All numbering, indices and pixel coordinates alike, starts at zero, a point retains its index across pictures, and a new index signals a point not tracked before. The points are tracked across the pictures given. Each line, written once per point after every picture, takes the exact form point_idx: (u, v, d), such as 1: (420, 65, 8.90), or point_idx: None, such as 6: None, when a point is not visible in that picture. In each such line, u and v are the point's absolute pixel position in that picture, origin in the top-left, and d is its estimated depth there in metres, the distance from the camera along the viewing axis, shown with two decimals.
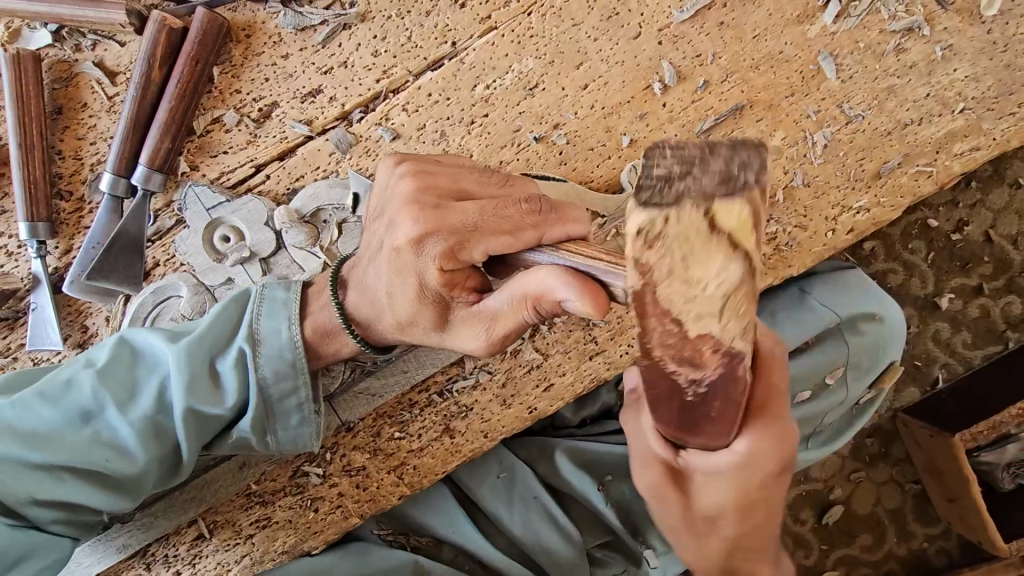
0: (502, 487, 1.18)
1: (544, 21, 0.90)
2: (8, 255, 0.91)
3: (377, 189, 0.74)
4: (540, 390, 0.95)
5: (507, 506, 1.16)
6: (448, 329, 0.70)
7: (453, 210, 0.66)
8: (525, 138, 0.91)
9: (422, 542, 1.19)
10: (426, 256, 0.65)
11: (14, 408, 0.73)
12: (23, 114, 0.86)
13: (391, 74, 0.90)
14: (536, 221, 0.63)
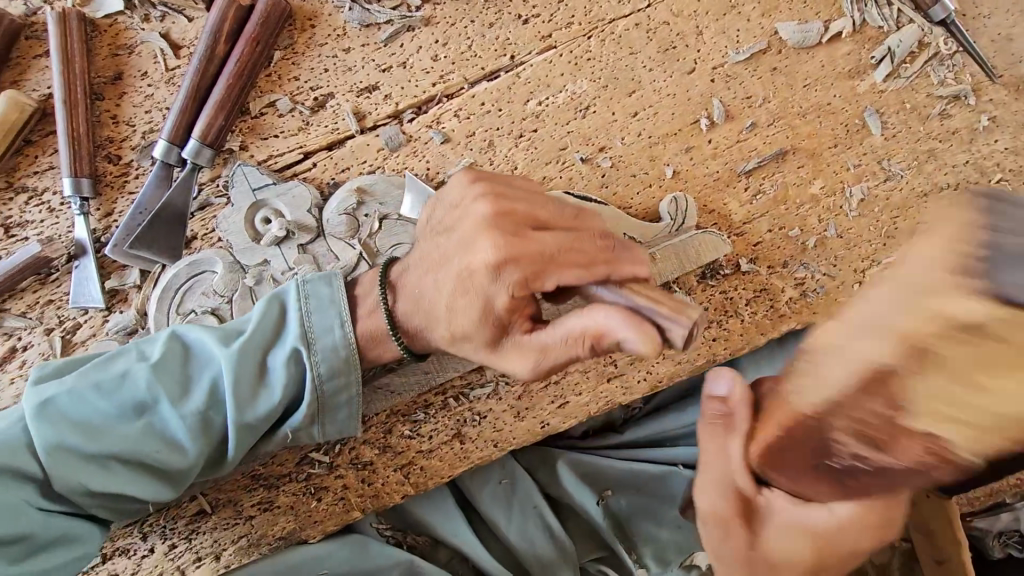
0: (503, 492, 1.19)
1: (602, 46, 0.91)
2: (49, 211, 0.92)
3: (448, 202, 0.76)
4: (554, 406, 0.96)
5: (506, 512, 1.18)
6: (498, 352, 0.72)
7: (532, 240, 0.69)
8: (571, 158, 0.92)
9: (414, 540, 1.20)
10: (500, 282, 0.69)
11: (69, 397, 0.74)
12: (70, 70, 0.87)
13: (448, 79, 0.92)
14: (608, 258, 0.70)
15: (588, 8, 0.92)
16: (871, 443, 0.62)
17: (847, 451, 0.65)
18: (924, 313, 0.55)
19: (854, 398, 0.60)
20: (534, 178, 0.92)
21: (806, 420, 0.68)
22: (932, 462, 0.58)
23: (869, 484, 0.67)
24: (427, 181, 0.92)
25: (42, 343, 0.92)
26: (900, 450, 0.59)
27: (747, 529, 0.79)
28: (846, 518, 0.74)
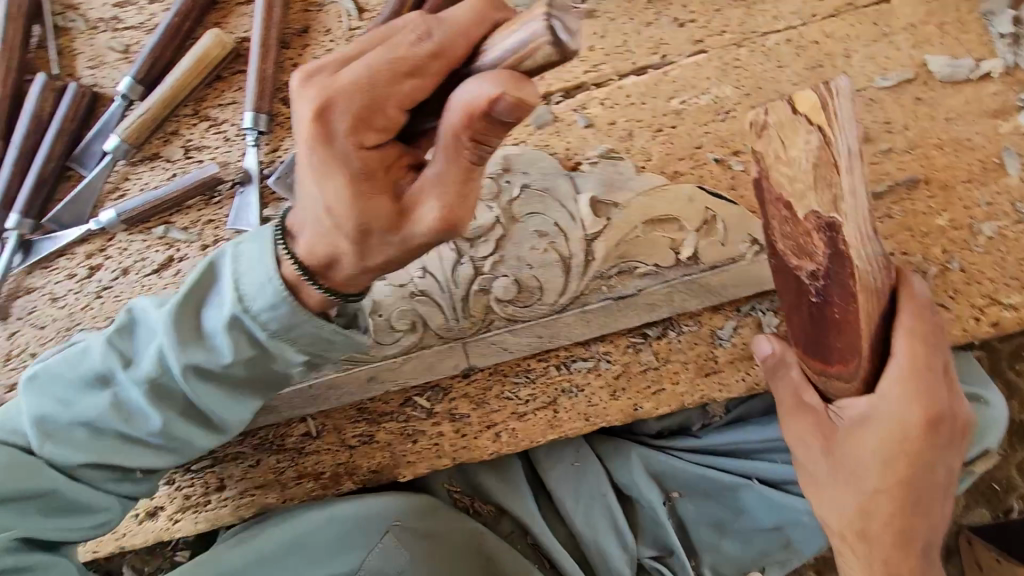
0: (572, 474, 1.22)
1: (750, 55, 0.96)
2: (226, 140, 1.02)
3: (288, 107, 0.61)
4: (651, 391, 0.98)
5: (573, 494, 1.20)
6: (406, 221, 0.62)
7: (341, 75, 0.58)
8: (705, 157, 0.96)
9: (482, 508, 1.23)
10: (336, 139, 0.59)
11: (150, 307, 0.81)
12: (270, 17, 0.97)
13: (599, 69, 0.98)
14: (418, 58, 0.57)
15: (742, 19, 0.97)
16: (808, 256, 0.80)
17: (808, 278, 0.82)
18: (792, 202, 0.78)
19: (781, 268, 0.85)
20: (666, 171, 0.96)
21: (787, 283, 0.86)
22: (836, 248, 0.77)
23: (846, 322, 0.80)
24: (565, 159, 0.97)
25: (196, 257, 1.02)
26: (816, 255, 0.79)
27: (824, 439, 0.88)
28: (901, 402, 0.81)
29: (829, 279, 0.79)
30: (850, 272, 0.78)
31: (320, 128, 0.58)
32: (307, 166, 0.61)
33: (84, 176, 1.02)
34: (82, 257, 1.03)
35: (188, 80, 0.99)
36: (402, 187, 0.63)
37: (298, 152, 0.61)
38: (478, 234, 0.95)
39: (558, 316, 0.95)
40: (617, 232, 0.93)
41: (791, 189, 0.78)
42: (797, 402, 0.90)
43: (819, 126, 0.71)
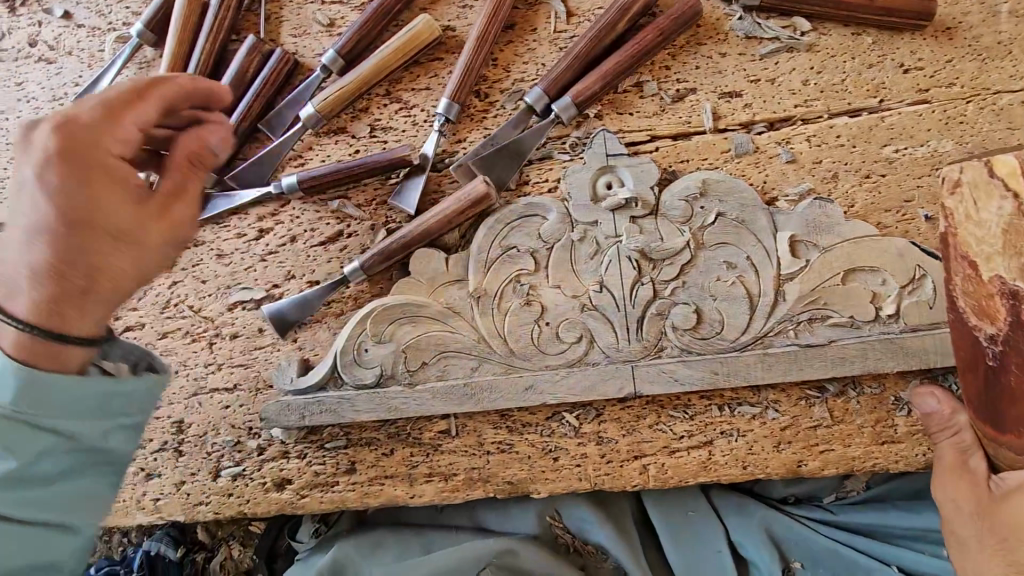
0: (683, 523, 1.11)
1: (979, 113, 0.91)
2: (413, 124, 1.02)
3: (24, 148, 0.64)
4: (818, 449, 0.92)
5: (683, 547, 1.09)
6: (76, 260, 0.63)
7: (79, 120, 0.64)
8: (914, 212, 0.91)
9: (583, 547, 1.11)
10: (32, 154, 0.63)
11: None
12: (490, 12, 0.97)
13: (811, 105, 0.94)
14: (149, 93, 0.71)
15: (975, 74, 0.91)
16: (985, 317, 0.70)
17: (984, 338, 0.71)
18: (975, 262, 0.70)
19: (958, 328, 0.75)
20: (869, 220, 0.91)
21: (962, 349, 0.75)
22: (1016, 316, 0.66)
23: (1018, 391, 0.68)
24: (761, 192, 0.93)
25: (365, 236, 1.02)
26: (997, 319, 0.68)
27: (985, 498, 0.76)
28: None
29: (1008, 346, 0.68)
30: None
31: (60, 162, 0.62)
32: (24, 173, 0.63)
33: (270, 140, 1.03)
34: (254, 219, 1.04)
35: (390, 61, 0.98)
36: (178, 211, 0.69)
37: (18, 160, 0.65)
38: (665, 256, 0.90)
39: (738, 354, 0.89)
40: (814, 277, 0.88)
41: (976, 249, 0.69)
42: (963, 463, 0.79)
43: (1015, 194, 0.64)
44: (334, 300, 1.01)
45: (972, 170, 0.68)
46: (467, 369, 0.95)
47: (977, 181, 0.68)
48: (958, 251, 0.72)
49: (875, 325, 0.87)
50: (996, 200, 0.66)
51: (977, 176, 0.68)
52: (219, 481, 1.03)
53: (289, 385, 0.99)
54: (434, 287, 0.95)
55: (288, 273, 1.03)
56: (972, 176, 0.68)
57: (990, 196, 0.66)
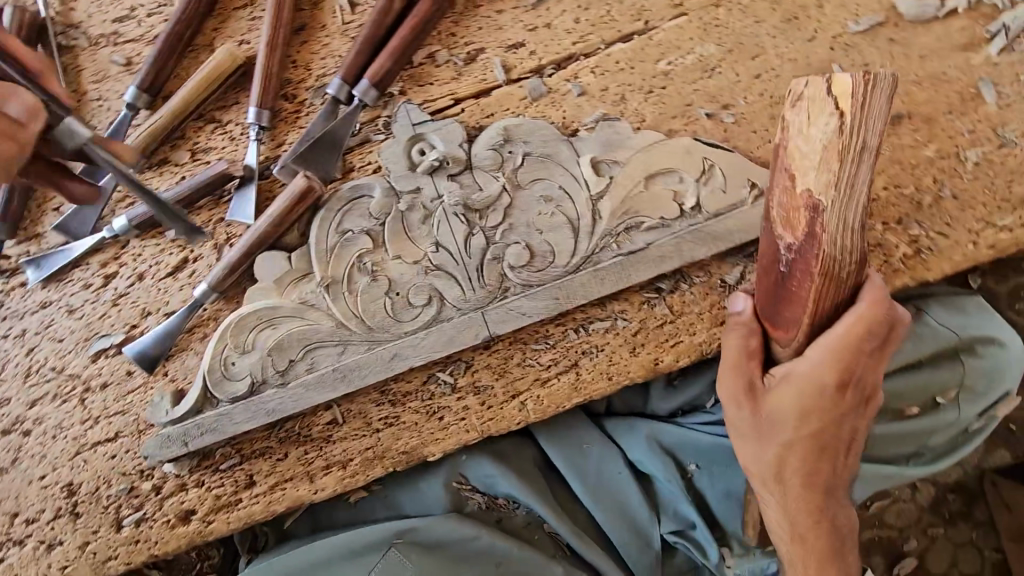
0: (580, 456, 1.17)
1: (729, 15, 1.01)
2: (231, 140, 1.05)
3: None
4: (670, 344, 0.99)
5: (585, 479, 1.16)
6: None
7: None
8: (697, 113, 1.00)
9: (495, 502, 1.16)
10: None
11: None
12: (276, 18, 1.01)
13: (587, 40, 1.02)
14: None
15: None
16: (789, 227, 0.72)
17: (783, 244, 0.74)
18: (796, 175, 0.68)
19: (766, 231, 0.78)
20: (661, 129, 1.00)
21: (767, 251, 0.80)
22: (811, 224, 0.67)
23: (799, 294, 0.73)
24: (563, 127, 1.01)
25: (210, 257, 1.03)
26: (795, 229, 0.71)
27: (761, 397, 0.84)
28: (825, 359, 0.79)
29: (797, 254, 0.71)
30: (813, 249, 0.68)
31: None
32: None
33: (93, 186, 1.04)
34: (97, 266, 1.05)
35: (194, 94, 1.02)
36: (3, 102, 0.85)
37: None
38: (487, 204, 0.97)
39: (573, 276, 0.97)
40: (621, 189, 0.96)
41: (798, 158, 0.67)
42: (748, 366, 0.84)
43: (841, 113, 0.60)
44: (193, 326, 1.02)
45: (816, 87, 0.63)
46: (334, 355, 0.99)
47: (818, 100, 0.62)
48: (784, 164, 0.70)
49: (681, 218, 0.96)
50: (824, 118, 0.62)
51: (817, 96, 0.63)
52: (122, 531, 1.02)
53: (166, 417, 1.00)
54: (284, 287, 0.98)
55: (142, 311, 1.04)
56: (813, 93, 0.63)
57: (820, 113, 0.62)
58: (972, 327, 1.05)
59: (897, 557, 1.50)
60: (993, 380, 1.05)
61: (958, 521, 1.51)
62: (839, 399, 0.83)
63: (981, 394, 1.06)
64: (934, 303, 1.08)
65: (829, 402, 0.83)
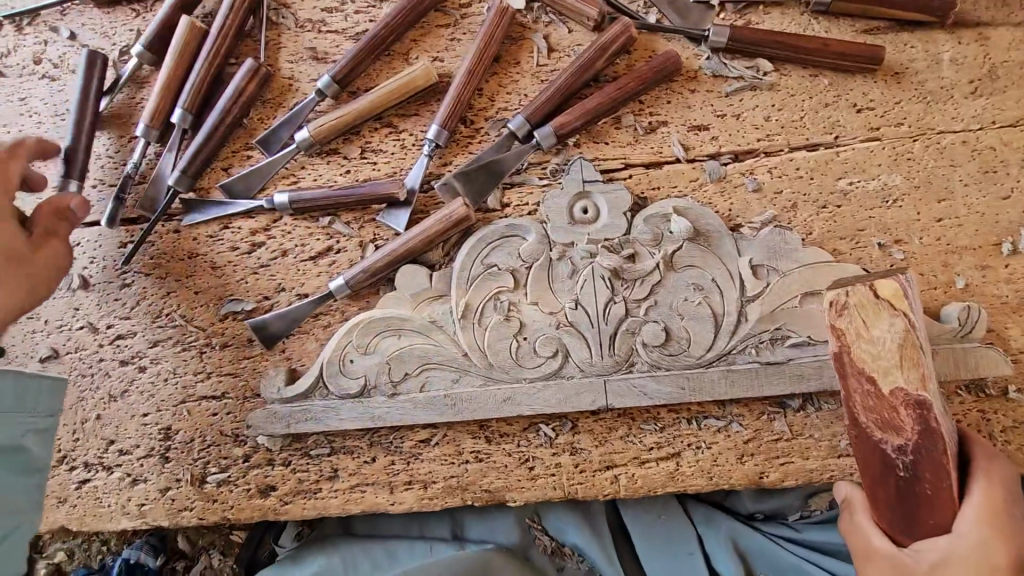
0: (657, 529, 1.17)
1: (925, 151, 0.99)
2: (402, 148, 1.08)
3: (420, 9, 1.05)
4: (778, 462, 0.98)
5: (657, 556, 1.15)
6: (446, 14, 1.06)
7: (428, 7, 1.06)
8: (867, 240, 0.98)
9: (561, 549, 1.17)
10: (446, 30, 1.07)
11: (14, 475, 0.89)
12: (483, 51, 1.03)
13: (772, 139, 1.01)
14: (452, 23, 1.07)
15: (921, 115, 0.99)
16: (890, 430, 0.76)
17: (889, 450, 0.77)
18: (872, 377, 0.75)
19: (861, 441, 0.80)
20: (826, 247, 0.98)
21: (870, 462, 0.80)
22: (920, 415, 0.73)
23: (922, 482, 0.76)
24: (727, 219, 1.00)
25: (354, 252, 1.08)
26: (904, 431, 0.75)
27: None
28: (986, 542, 0.72)
29: (918, 455, 0.75)
30: (934, 443, 0.74)
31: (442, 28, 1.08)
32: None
33: (265, 157, 1.09)
34: (247, 232, 1.10)
35: (385, 100, 1.05)
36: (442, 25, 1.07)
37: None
38: (636, 277, 0.97)
39: (702, 371, 0.96)
40: (774, 297, 0.95)
41: (871, 364, 0.75)
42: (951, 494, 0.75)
43: (902, 313, 0.72)
44: (320, 312, 1.07)
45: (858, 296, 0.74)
46: (448, 379, 1.01)
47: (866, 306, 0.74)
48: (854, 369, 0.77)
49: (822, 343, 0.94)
50: (888, 320, 0.73)
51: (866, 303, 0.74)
52: (205, 487, 1.07)
53: (275, 393, 1.04)
54: (419, 302, 1.02)
55: (279, 286, 1.08)
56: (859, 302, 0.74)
57: (882, 319, 0.73)
58: None
59: None
60: None
61: None
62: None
63: None
64: None
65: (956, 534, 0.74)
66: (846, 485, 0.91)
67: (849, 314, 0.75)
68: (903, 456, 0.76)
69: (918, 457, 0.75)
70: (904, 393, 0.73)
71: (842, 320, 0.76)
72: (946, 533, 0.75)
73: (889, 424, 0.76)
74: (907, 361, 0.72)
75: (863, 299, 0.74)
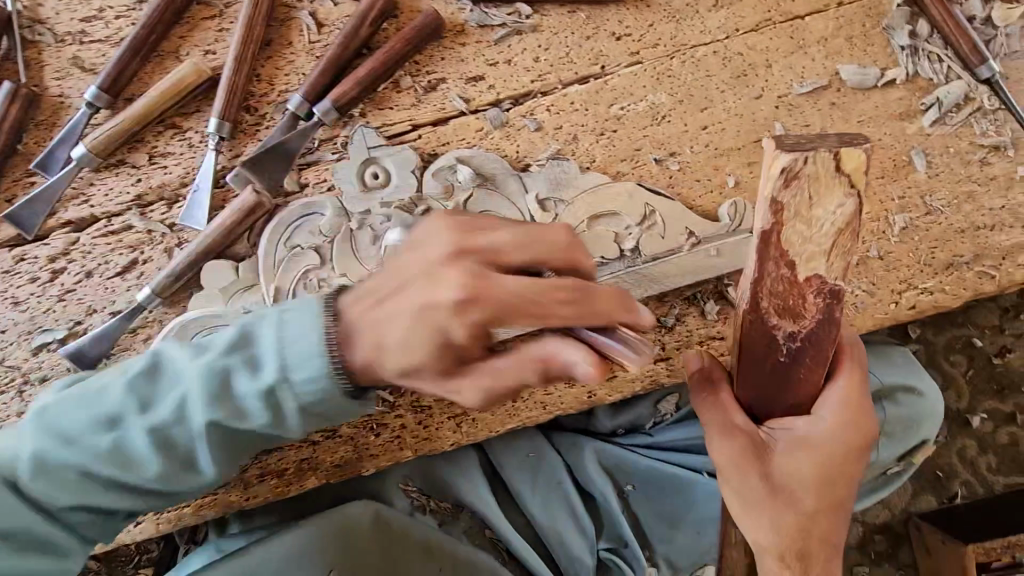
0: (529, 465, 1.23)
1: (682, 67, 1.05)
2: (191, 147, 1.07)
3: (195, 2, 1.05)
4: (603, 379, 1.04)
5: (531, 487, 1.22)
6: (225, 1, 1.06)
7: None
8: (645, 158, 1.04)
9: (441, 503, 1.22)
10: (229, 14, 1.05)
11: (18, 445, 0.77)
12: (247, 38, 1.03)
13: (544, 78, 1.06)
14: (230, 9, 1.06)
15: (673, 33, 1.05)
16: (790, 316, 0.79)
17: (781, 337, 0.80)
18: (792, 264, 0.75)
19: (756, 325, 0.80)
20: (609, 170, 1.03)
21: (754, 342, 0.81)
22: (828, 307, 0.78)
23: (798, 379, 0.84)
24: (515, 160, 1.04)
25: (161, 259, 1.05)
26: (805, 311, 0.78)
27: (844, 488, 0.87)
28: (841, 427, 0.84)
29: (807, 342, 0.80)
30: (828, 332, 0.79)
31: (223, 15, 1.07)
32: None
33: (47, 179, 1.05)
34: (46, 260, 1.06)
35: (158, 102, 1.03)
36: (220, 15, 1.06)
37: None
38: None
39: None
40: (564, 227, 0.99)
41: (798, 250, 0.74)
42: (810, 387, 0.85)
43: (857, 194, 0.70)
44: (137, 327, 1.04)
45: (815, 163, 0.69)
46: None
47: (823, 175, 0.69)
48: (779, 249, 0.73)
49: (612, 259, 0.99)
50: (839, 197, 0.70)
51: (824, 171, 0.69)
52: None
53: None
54: (229, 296, 1.01)
55: (90, 308, 1.05)
56: (813, 171, 0.69)
57: (832, 194, 0.70)
58: (894, 376, 1.14)
59: None
60: (908, 428, 1.14)
61: (885, 562, 1.57)
62: (852, 469, 0.86)
63: (900, 438, 1.14)
64: (867, 356, 1.15)
65: (831, 440, 0.84)
66: (700, 358, 0.93)
67: (801, 185, 0.70)
68: (792, 342, 0.80)
69: (806, 343, 0.80)
70: (822, 284, 0.76)
71: (788, 193, 0.70)
72: (805, 411, 0.86)
73: (794, 312, 0.78)
74: (838, 246, 0.73)
75: (822, 168, 0.69)
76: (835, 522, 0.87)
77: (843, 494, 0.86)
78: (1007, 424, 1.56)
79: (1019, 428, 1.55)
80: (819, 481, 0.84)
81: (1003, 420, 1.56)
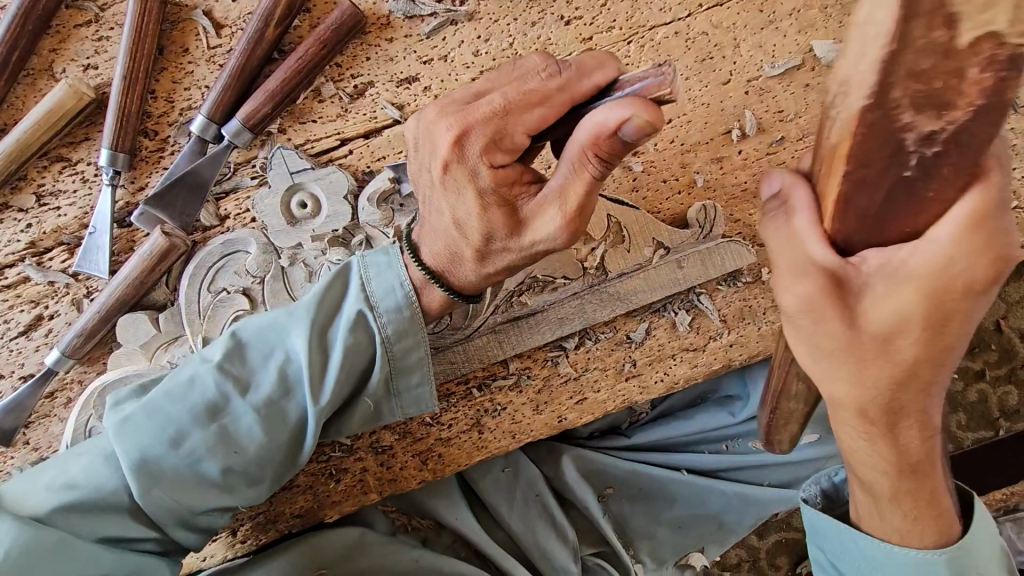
0: (505, 481, 1.12)
1: (640, 52, 0.93)
2: (84, 181, 0.92)
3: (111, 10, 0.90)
4: (573, 402, 0.97)
5: (508, 501, 1.12)
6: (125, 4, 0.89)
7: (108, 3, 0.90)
8: None
9: (416, 524, 1.11)
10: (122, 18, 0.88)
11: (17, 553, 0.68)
12: (135, 51, 0.87)
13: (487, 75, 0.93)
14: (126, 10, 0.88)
15: (630, 13, 0.93)
16: (934, 111, 0.42)
17: (910, 146, 0.45)
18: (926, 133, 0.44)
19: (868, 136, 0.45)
20: None
21: (867, 167, 0.47)
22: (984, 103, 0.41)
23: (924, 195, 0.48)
24: None
25: (69, 312, 0.92)
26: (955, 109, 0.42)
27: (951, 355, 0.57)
28: (964, 254, 0.49)
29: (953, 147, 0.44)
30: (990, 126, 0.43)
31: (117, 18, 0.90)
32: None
33: None
34: None
35: (34, 135, 0.87)
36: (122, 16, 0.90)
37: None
38: None
39: (469, 339, 0.93)
40: None
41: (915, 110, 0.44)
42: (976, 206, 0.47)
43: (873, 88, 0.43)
44: (54, 391, 0.93)
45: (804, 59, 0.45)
46: None
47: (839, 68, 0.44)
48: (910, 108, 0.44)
49: (574, 279, 0.92)
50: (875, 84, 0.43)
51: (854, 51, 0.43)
52: None
53: None
54: (151, 352, 0.90)
55: None
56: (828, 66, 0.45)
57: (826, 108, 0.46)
58: None
59: (801, 556, 1.49)
60: None
61: None
62: (971, 315, 0.53)
63: None
64: None
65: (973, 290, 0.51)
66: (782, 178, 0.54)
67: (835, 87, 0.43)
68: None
69: (950, 149, 0.44)
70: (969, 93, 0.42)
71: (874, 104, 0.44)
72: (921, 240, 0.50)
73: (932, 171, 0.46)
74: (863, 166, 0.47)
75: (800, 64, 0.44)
76: (921, 398, 0.59)
77: (954, 335, 0.54)
78: (977, 382, 1.44)
79: (989, 384, 1.44)
80: (923, 320, 0.52)
81: (974, 378, 1.44)
